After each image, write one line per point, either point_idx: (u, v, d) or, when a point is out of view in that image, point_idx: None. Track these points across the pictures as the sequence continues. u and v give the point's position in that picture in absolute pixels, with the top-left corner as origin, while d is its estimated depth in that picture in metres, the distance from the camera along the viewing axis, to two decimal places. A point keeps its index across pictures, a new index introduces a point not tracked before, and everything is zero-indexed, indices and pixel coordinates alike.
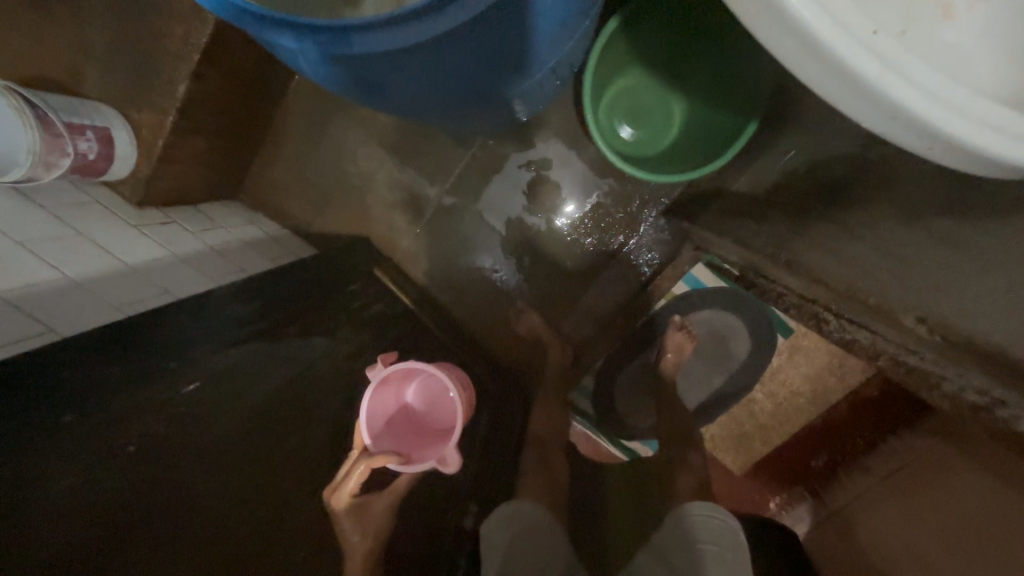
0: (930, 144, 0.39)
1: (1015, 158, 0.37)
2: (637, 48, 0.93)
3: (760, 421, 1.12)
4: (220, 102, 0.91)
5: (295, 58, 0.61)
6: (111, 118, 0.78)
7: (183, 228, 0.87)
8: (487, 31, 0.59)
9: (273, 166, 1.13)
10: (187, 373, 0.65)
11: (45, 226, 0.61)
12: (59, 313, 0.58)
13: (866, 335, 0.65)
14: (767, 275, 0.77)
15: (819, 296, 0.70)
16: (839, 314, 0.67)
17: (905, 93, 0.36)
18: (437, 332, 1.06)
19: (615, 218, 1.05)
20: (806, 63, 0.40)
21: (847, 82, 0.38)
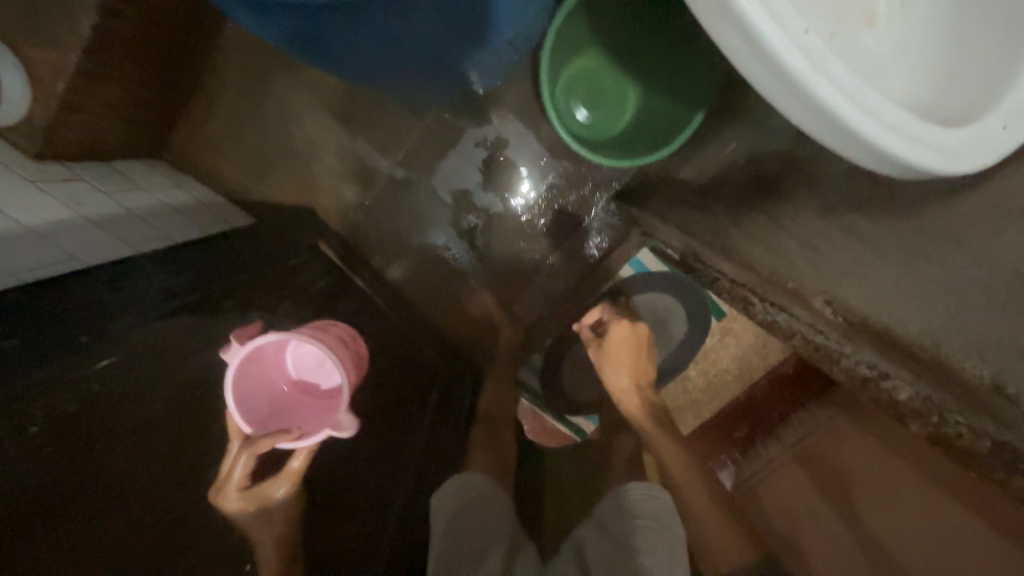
0: (846, 144, 0.42)
1: (917, 162, 0.40)
2: (595, 28, 0.91)
3: (693, 396, 1.25)
4: (139, 47, 0.81)
5: (230, 3, 0.55)
6: (1, 55, 0.69)
7: (96, 188, 0.79)
8: None
9: (206, 125, 1.04)
10: (103, 348, 0.60)
11: None
12: None
13: (784, 316, 0.74)
14: (705, 261, 0.84)
15: (748, 282, 0.77)
16: (763, 298, 0.75)
17: (829, 92, 0.39)
18: (386, 308, 1.05)
19: (569, 201, 1.06)
20: (749, 54, 0.40)
21: (781, 77, 0.40)
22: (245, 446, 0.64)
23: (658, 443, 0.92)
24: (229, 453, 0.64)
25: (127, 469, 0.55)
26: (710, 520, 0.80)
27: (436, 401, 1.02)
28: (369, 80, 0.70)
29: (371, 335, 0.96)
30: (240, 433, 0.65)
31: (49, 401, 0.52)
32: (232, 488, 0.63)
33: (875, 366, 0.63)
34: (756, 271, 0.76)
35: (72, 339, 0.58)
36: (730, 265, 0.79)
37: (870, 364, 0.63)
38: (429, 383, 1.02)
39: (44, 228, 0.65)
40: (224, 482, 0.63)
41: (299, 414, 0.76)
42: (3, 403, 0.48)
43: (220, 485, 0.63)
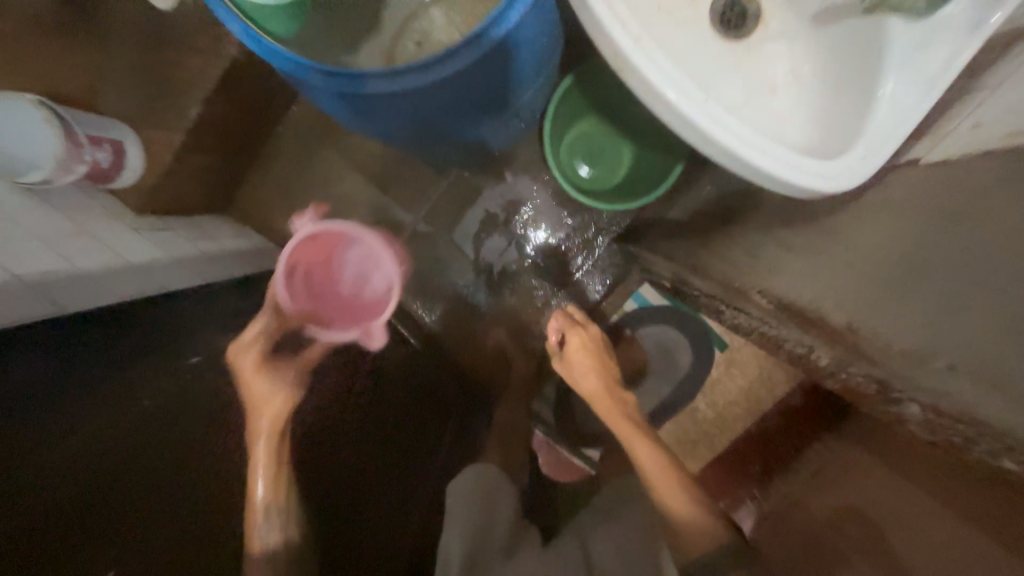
0: (748, 170, 0.45)
1: (813, 185, 0.43)
2: (589, 97, 1.08)
3: (703, 428, 1.28)
4: (229, 127, 1.02)
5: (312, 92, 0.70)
6: (126, 134, 0.89)
7: (178, 234, 0.97)
8: (477, 81, 0.71)
9: (265, 186, 1.22)
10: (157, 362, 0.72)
11: (54, 223, 0.74)
12: (66, 294, 0.69)
13: (749, 318, 0.82)
14: (686, 282, 0.91)
15: (715, 293, 0.86)
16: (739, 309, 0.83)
17: (726, 135, 0.44)
18: (403, 346, 1.13)
19: (574, 243, 1.18)
20: (661, 102, 0.45)
21: (682, 118, 0.45)
22: (277, 318, 0.82)
23: (631, 441, 0.82)
24: (244, 345, 0.78)
25: (160, 480, 0.62)
26: (682, 494, 0.73)
27: (451, 429, 1.08)
28: (404, 144, 0.85)
29: (396, 364, 1.06)
30: (273, 304, 0.82)
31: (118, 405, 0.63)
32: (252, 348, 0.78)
33: (803, 343, 0.72)
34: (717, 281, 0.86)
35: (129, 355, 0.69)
36: (705, 283, 0.87)
37: (802, 343, 0.72)
38: (428, 413, 1.04)
39: (136, 262, 0.82)
40: (245, 342, 0.78)
41: (333, 310, 0.91)
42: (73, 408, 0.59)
43: (238, 341, 0.78)
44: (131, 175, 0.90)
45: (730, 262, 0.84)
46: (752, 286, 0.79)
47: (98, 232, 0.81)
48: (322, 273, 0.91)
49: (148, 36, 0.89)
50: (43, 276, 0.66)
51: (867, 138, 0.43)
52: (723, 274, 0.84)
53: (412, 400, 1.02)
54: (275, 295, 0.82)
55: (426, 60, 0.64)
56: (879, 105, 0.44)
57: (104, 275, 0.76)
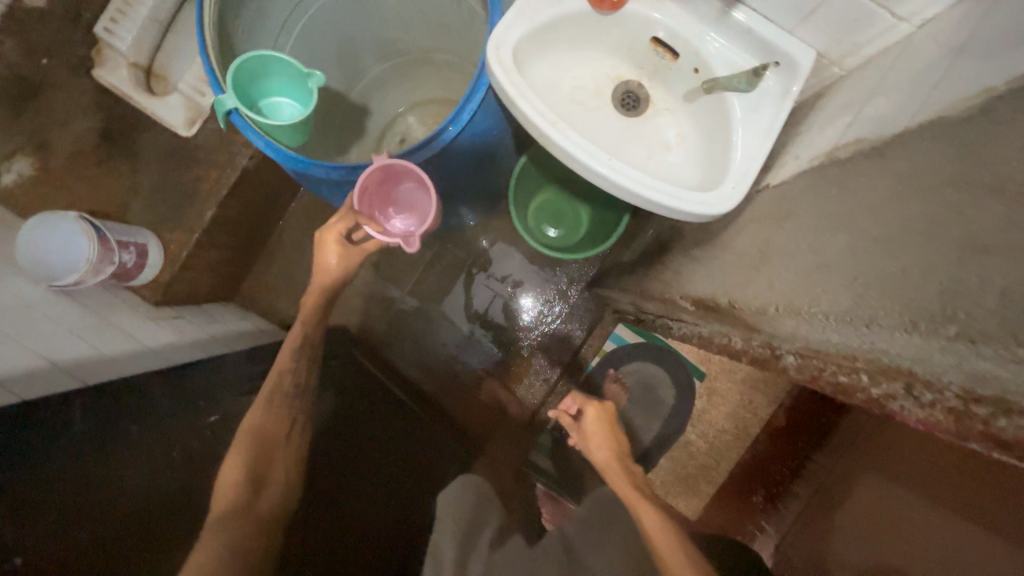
0: (656, 209, 0.59)
1: (706, 212, 0.57)
2: (545, 171, 1.26)
3: (700, 461, 1.30)
4: (237, 225, 1.16)
5: (316, 184, 0.82)
6: (148, 237, 1.03)
7: (189, 321, 1.07)
8: (449, 162, 0.86)
9: (268, 275, 1.34)
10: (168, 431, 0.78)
11: (79, 317, 0.84)
12: (89, 371, 0.76)
13: (686, 326, 0.89)
14: (644, 310, 1.02)
15: (658, 310, 0.96)
16: (679, 324, 0.91)
17: (633, 185, 0.57)
18: (387, 403, 1.14)
19: (549, 294, 1.30)
20: (583, 170, 0.59)
21: (597, 178, 0.59)
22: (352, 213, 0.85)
23: (637, 510, 0.81)
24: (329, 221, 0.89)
25: (141, 527, 0.67)
26: (681, 551, 0.72)
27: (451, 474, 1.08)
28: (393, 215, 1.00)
29: (384, 419, 1.07)
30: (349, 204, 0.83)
31: (122, 470, 0.69)
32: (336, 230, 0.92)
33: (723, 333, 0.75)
34: (659, 299, 0.96)
35: (131, 421, 0.75)
36: (655, 304, 0.97)
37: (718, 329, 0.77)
38: (415, 471, 1.01)
39: (153, 346, 0.91)
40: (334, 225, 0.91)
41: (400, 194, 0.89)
42: (87, 473, 0.65)
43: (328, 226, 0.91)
44: (153, 272, 1.02)
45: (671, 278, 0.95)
46: (677, 294, 0.90)
47: (120, 321, 0.91)
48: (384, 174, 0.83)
49: (172, 158, 1.06)
50: (68, 359, 0.74)
51: (728, 181, 0.58)
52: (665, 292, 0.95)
53: (396, 460, 1.00)
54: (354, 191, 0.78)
55: (408, 148, 0.78)
56: (735, 150, 0.60)
57: (126, 356, 0.84)
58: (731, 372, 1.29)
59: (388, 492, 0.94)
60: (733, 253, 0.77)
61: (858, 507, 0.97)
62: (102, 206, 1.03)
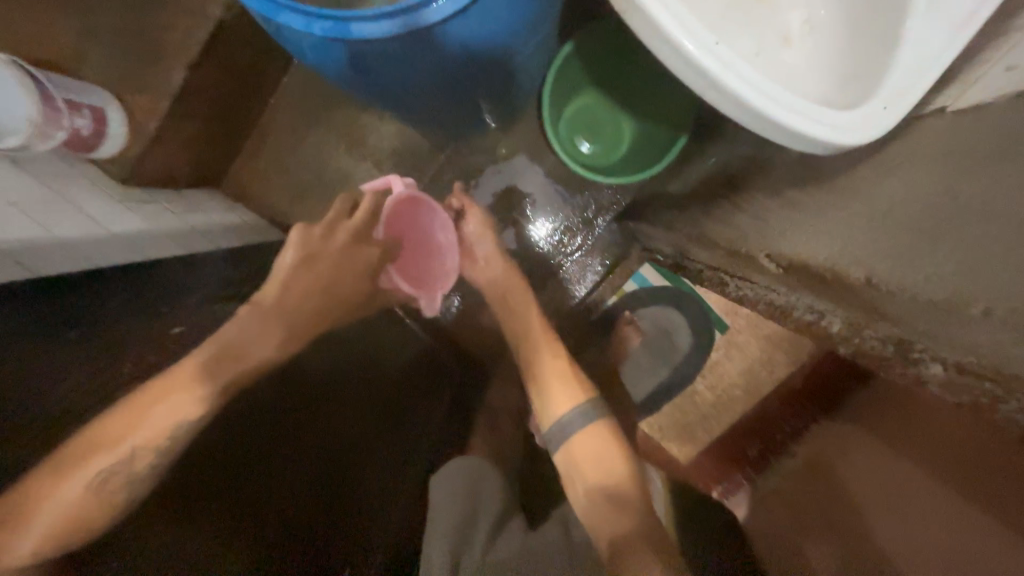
0: (759, 125, 0.43)
1: (837, 138, 0.41)
2: (592, 72, 1.05)
3: (701, 410, 1.27)
4: (219, 95, 0.98)
5: (300, 47, 0.65)
6: (101, 97, 0.85)
7: (166, 208, 0.95)
8: (470, 34, 0.66)
9: (259, 162, 1.17)
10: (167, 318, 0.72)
11: (37, 192, 0.72)
12: (40, 258, 0.64)
13: (766, 288, 0.82)
14: (691, 255, 0.95)
15: (721, 263, 0.89)
16: (741, 275, 0.86)
17: (742, 88, 0.41)
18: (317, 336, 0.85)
19: (573, 222, 1.14)
20: (673, 57, 0.43)
21: (692, 70, 0.42)
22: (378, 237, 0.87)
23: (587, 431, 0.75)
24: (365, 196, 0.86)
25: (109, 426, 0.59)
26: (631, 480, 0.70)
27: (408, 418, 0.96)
28: (401, 105, 0.85)
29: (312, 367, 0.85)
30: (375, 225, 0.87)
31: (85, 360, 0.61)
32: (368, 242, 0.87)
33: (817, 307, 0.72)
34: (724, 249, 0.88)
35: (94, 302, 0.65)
36: (710, 253, 0.91)
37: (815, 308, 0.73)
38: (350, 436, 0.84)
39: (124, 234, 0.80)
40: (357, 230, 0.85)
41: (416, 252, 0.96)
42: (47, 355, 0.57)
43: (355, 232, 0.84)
44: (112, 140, 0.86)
45: (752, 226, 0.85)
46: (759, 250, 0.81)
47: (78, 200, 0.78)
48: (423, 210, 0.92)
49: None
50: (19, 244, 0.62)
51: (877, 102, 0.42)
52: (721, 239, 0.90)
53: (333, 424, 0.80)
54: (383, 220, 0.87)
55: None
56: (903, 48, 0.43)
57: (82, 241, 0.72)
58: (754, 326, 1.20)
59: (324, 478, 0.75)
60: (860, 213, 0.69)
61: (872, 487, 0.92)
62: (49, 52, 0.84)
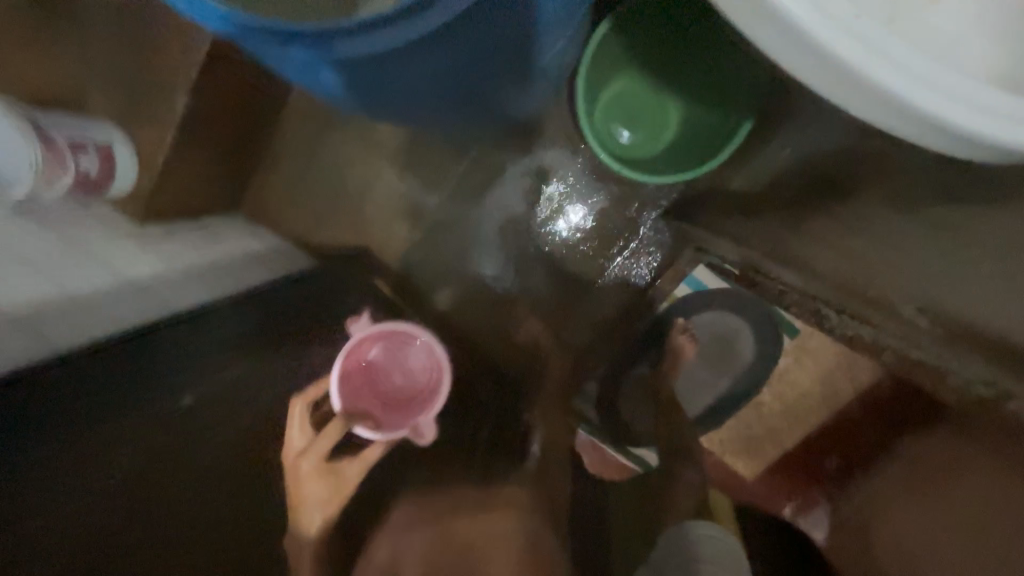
0: (845, 78, 0.41)
1: (902, 91, 0.39)
2: (633, 49, 0.97)
3: (769, 424, 1.05)
4: (227, 118, 0.94)
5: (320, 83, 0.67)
6: (111, 134, 0.82)
7: (186, 243, 0.89)
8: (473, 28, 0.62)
9: (275, 180, 1.11)
10: (184, 383, 0.67)
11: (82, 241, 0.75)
12: None
13: (868, 331, 0.69)
14: (767, 272, 0.79)
15: (818, 293, 0.74)
16: (840, 311, 0.71)
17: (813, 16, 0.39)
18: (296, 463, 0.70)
19: (615, 225, 1.07)
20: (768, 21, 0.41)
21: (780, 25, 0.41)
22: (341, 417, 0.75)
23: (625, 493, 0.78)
24: (293, 411, 0.73)
25: None
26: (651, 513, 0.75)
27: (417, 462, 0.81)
28: (452, 113, 0.82)
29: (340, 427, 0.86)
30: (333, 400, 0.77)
31: None
32: (314, 455, 0.71)
33: (945, 366, 0.61)
34: (823, 280, 0.75)
35: (159, 373, 0.66)
36: (795, 275, 0.77)
37: (986, 381, 0.58)
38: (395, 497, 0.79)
39: (87, 294, 0.66)
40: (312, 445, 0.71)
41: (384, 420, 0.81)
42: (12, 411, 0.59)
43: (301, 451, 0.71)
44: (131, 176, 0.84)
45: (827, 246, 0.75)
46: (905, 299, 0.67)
47: (101, 251, 0.74)
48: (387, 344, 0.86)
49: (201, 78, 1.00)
50: None
51: (1007, 119, 0.40)
52: (819, 266, 0.75)
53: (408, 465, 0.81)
54: (334, 372, 0.78)
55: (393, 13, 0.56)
56: None
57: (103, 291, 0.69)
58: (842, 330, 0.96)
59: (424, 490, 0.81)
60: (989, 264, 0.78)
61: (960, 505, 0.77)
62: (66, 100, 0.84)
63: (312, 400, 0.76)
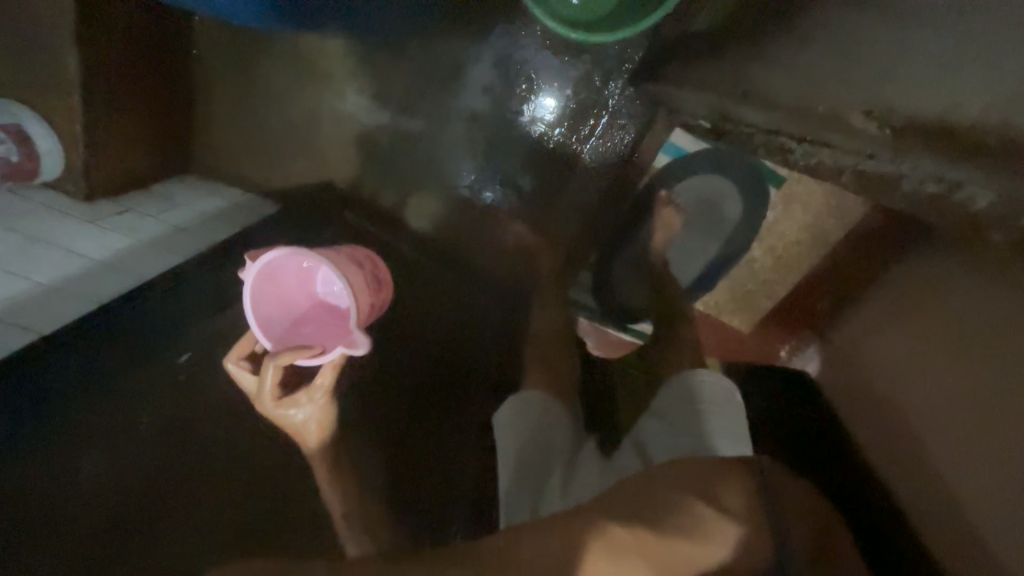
0: None
1: None
2: None
3: (763, 277, 1.06)
4: (132, 66, 0.85)
5: None
6: (22, 113, 0.77)
7: (145, 213, 0.86)
8: None
9: (213, 131, 1.02)
10: (178, 344, 0.75)
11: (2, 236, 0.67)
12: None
13: (826, 155, 0.70)
14: (732, 116, 0.81)
15: (777, 125, 0.73)
16: (798, 140, 0.72)
17: None
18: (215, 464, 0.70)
19: (583, 104, 0.99)
20: None
21: None
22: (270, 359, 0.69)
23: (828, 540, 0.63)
24: (232, 371, 0.72)
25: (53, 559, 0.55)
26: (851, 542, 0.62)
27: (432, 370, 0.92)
28: None
29: None
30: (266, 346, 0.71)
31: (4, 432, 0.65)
32: (268, 398, 0.70)
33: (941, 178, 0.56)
34: (778, 108, 0.72)
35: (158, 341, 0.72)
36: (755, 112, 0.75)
37: (935, 177, 0.57)
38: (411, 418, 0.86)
39: (55, 282, 0.67)
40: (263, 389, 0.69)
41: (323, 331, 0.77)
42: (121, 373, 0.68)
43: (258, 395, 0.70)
44: None
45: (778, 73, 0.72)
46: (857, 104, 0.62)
47: (53, 234, 0.72)
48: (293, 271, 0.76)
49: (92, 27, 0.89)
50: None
51: None
52: (774, 97, 0.72)
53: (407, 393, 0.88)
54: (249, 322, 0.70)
55: None
56: None
57: (77, 277, 0.69)
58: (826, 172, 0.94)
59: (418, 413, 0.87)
60: None
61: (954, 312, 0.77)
62: None
63: (249, 351, 0.73)
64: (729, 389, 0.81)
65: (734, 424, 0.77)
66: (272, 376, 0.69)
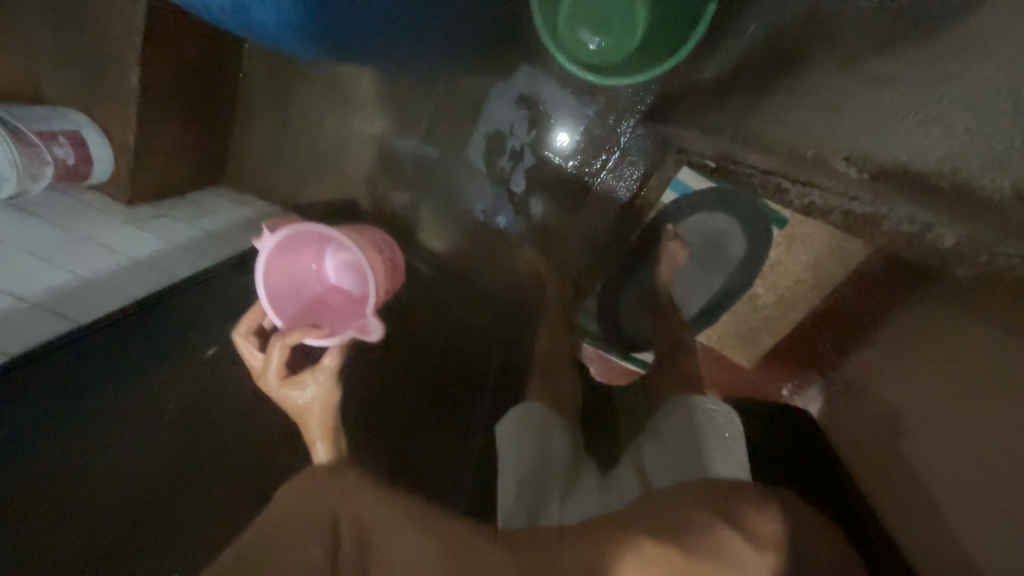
0: None
1: None
2: None
3: (764, 314, 1.09)
4: (184, 85, 0.92)
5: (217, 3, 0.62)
6: (80, 121, 0.83)
7: (177, 218, 0.91)
8: None
9: (248, 147, 1.10)
10: (204, 340, 0.77)
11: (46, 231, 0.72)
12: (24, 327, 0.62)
13: (820, 194, 0.75)
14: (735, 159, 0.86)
15: (777, 168, 0.78)
16: (798, 181, 0.77)
17: None
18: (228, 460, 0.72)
19: (598, 140, 1.05)
20: None
21: None
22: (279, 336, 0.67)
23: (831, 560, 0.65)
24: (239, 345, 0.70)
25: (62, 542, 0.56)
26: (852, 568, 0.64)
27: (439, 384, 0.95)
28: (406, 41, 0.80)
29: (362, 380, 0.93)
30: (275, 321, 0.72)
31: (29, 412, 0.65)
32: (273, 376, 0.67)
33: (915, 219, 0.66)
34: (778, 153, 0.77)
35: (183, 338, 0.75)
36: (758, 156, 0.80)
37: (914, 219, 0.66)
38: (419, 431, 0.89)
39: (94, 276, 0.72)
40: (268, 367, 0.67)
41: (330, 314, 0.83)
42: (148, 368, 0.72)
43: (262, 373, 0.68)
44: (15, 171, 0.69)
45: (781, 123, 0.78)
46: (838, 153, 0.69)
47: (93, 233, 0.77)
48: (306, 254, 0.83)
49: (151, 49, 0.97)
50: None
51: None
52: (774, 141, 0.78)
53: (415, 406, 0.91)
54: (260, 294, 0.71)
55: None
56: None
57: (113, 275, 0.74)
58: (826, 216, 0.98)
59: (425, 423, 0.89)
60: None
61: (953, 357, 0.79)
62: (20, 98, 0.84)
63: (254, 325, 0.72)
64: (726, 415, 0.84)
65: (733, 452, 0.79)
66: (280, 354, 0.67)
